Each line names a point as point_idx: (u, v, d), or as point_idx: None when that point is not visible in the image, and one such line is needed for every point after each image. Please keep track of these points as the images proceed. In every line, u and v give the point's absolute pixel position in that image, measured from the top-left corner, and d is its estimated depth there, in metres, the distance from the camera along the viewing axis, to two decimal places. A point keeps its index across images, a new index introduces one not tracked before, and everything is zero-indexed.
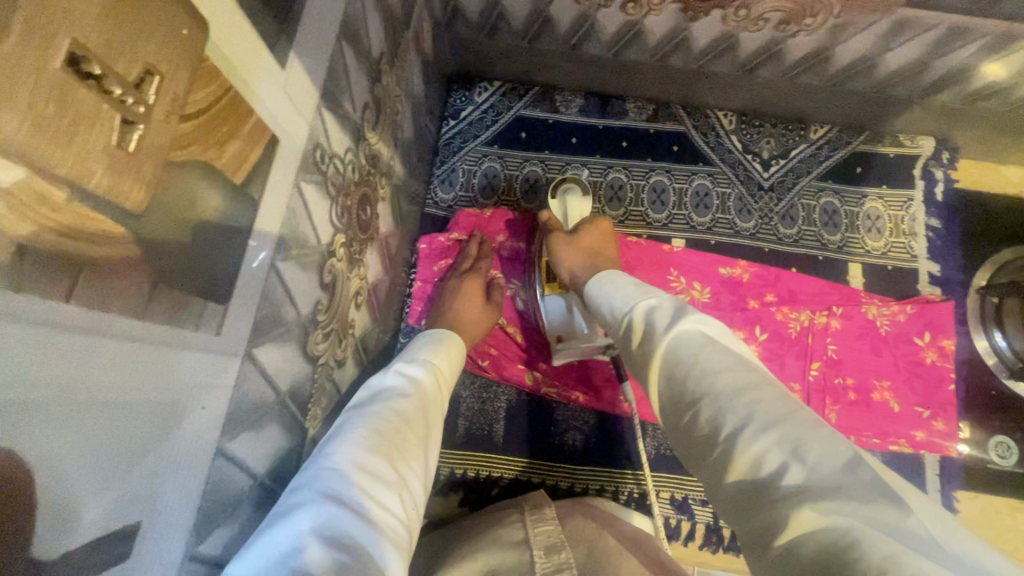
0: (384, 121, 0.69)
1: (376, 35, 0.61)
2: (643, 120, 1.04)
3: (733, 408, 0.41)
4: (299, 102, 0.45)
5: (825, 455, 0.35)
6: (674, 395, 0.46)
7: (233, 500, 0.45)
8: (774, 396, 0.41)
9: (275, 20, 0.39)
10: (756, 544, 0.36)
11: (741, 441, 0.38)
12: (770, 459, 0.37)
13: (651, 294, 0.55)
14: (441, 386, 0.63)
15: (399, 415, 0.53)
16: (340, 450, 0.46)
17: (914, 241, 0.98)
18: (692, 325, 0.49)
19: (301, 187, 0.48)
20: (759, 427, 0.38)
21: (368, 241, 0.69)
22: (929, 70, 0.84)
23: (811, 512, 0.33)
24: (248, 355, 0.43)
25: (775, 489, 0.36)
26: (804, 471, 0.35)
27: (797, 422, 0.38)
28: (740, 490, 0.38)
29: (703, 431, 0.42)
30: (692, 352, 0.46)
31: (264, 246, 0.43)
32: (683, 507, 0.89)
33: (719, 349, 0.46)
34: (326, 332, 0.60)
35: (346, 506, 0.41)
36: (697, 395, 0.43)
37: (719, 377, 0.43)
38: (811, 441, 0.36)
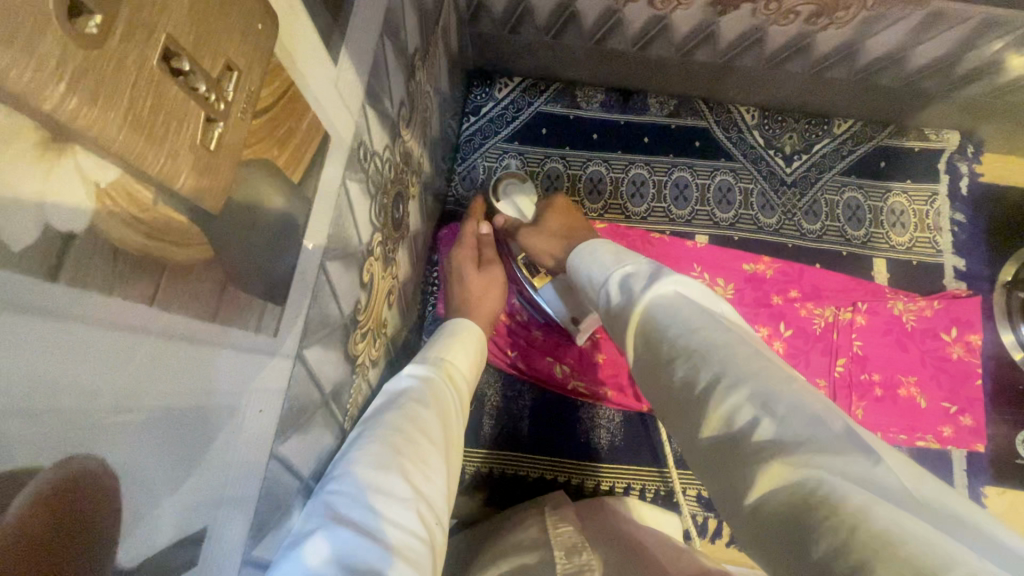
0: (415, 117, 0.68)
1: (411, 31, 0.60)
2: (664, 115, 1.03)
3: (708, 363, 0.42)
4: (347, 98, 0.44)
5: (796, 410, 0.36)
6: (650, 355, 0.47)
7: (284, 503, 0.44)
8: (748, 354, 0.42)
9: (330, 15, 0.38)
10: (728, 500, 0.36)
11: (716, 394, 0.40)
12: (743, 413, 0.38)
13: (627, 259, 0.56)
14: (456, 383, 0.61)
15: (412, 423, 0.50)
16: (351, 468, 0.44)
17: (939, 236, 0.97)
18: (668, 288, 0.50)
19: (347, 185, 0.47)
20: (734, 382, 0.39)
21: (399, 239, 0.69)
22: (959, 63, 0.83)
23: (783, 464, 0.34)
24: (299, 355, 0.43)
25: (746, 442, 0.36)
26: (775, 425, 0.36)
27: (771, 378, 0.39)
28: (713, 445, 0.38)
29: (681, 389, 0.43)
30: (671, 312, 0.47)
31: (316, 245, 0.42)
32: (710, 504, 0.89)
33: (698, 313, 0.47)
34: (364, 332, 0.59)
35: (360, 531, 0.39)
36: (673, 354, 0.45)
37: (696, 336, 0.44)
38: (783, 395, 0.37)
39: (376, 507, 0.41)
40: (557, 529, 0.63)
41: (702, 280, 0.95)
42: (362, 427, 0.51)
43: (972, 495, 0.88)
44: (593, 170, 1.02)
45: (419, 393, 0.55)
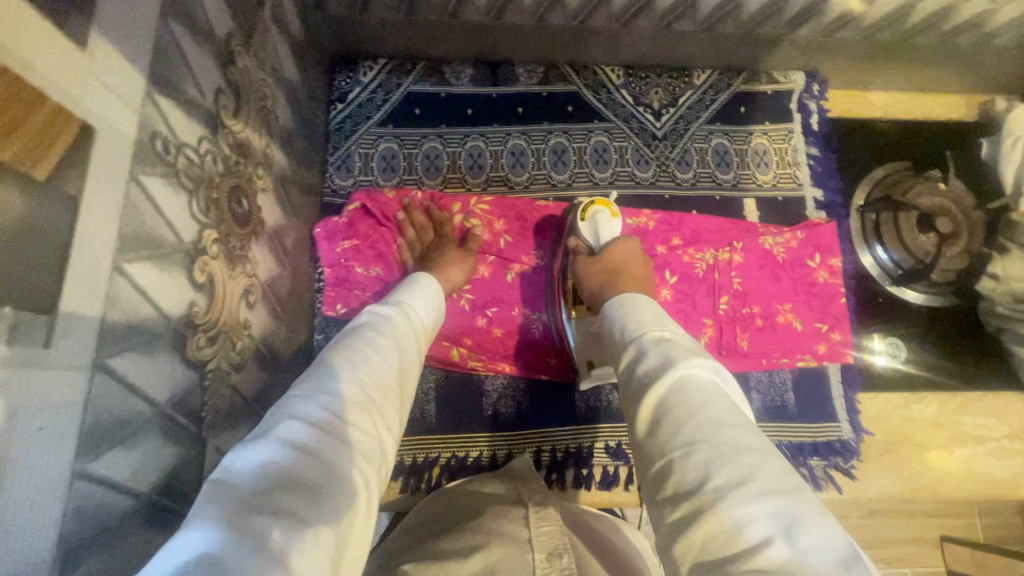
0: (249, 108, 0.65)
1: (219, 13, 0.56)
2: (535, 83, 1.04)
3: (732, 465, 0.43)
4: (120, 89, 0.41)
5: (815, 540, 0.39)
6: (664, 430, 0.48)
7: (108, 524, 0.42)
8: (777, 467, 0.44)
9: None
10: None
11: (737, 499, 0.41)
12: (757, 528, 0.40)
13: (667, 329, 0.57)
14: (419, 319, 0.65)
15: (372, 348, 0.55)
16: (318, 376, 0.50)
17: (798, 171, 1.04)
18: (707, 369, 0.52)
19: (140, 181, 0.44)
20: (755, 493, 0.41)
21: (250, 236, 0.65)
22: (787, 7, 0.88)
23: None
24: (100, 366, 0.40)
25: (754, 558, 0.39)
26: (790, 549, 0.39)
27: (796, 500, 0.41)
28: (712, 545, 0.41)
29: (689, 478, 0.44)
30: (706, 397, 0.49)
31: (99, 247, 0.39)
32: (617, 453, 0.92)
33: (727, 404, 0.49)
34: (211, 336, 0.56)
35: (317, 426, 0.45)
36: (694, 437, 0.46)
37: (727, 431, 0.46)
38: (806, 525, 0.40)
39: (332, 409, 0.47)
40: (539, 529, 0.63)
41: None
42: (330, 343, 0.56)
43: (848, 404, 0.96)
44: (472, 146, 1.02)
45: (382, 322, 0.59)
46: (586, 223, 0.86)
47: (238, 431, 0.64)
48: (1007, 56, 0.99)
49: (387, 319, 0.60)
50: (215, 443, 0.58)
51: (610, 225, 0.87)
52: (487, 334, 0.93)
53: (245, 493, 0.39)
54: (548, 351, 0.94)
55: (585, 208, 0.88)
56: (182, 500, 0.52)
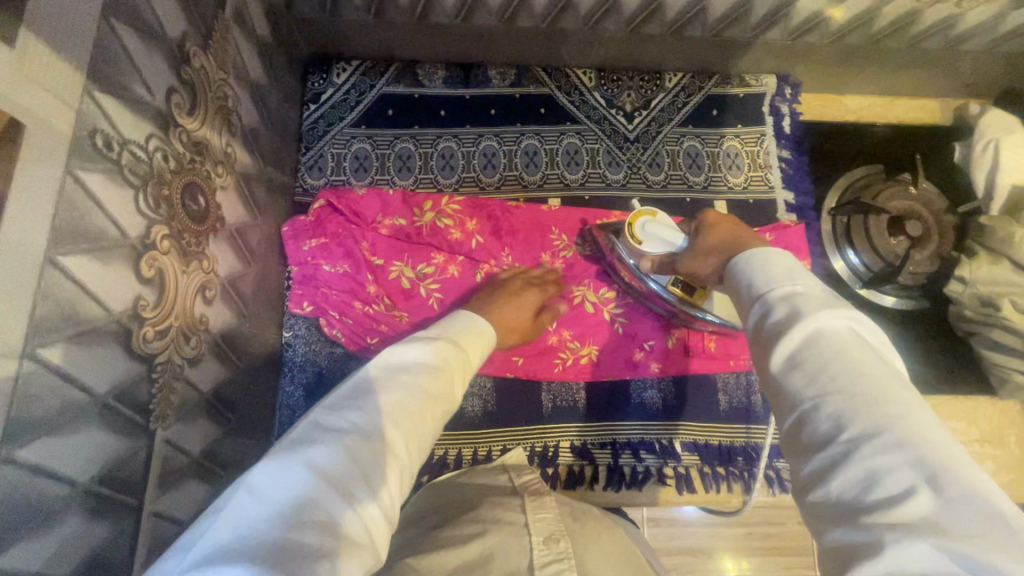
0: (207, 107, 0.66)
1: (171, 15, 0.58)
2: (507, 86, 1.05)
3: (873, 415, 0.39)
4: (54, 86, 0.42)
5: (968, 498, 0.34)
6: (796, 379, 0.43)
7: (43, 507, 0.43)
8: (932, 423, 0.38)
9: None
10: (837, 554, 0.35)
11: (876, 448, 0.37)
12: (893, 480, 0.35)
13: (800, 281, 0.50)
14: (468, 372, 0.62)
15: (424, 395, 0.53)
16: (360, 404, 0.49)
17: (769, 174, 1.04)
18: (845, 320, 0.45)
19: (78, 176, 0.45)
20: (895, 443, 0.37)
21: (208, 232, 0.66)
22: (751, 10, 0.89)
23: (925, 547, 0.32)
24: (31, 355, 0.41)
25: (891, 510, 0.34)
26: (934, 501, 0.34)
27: (939, 452, 0.36)
28: (845, 496, 0.37)
29: (822, 428, 0.40)
30: (843, 347, 0.43)
31: (30, 239, 0.41)
32: (583, 453, 0.93)
33: (872, 354, 0.43)
34: (161, 330, 0.57)
35: (359, 470, 0.43)
36: (827, 388, 0.41)
37: (867, 381, 0.40)
38: (951, 477, 0.35)
39: (374, 455, 0.45)
40: (535, 514, 0.68)
41: (563, 242, 0.97)
42: (386, 370, 0.54)
43: None
44: (444, 147, 1.03)
45: (438, 368, 0.57)
46: (647, 244, 0.79)
47: (193, 425, 0.65)
48: (979, 60, 0.99)
49: (444, 364, 0.58)
50: (165, 435, 0.59)
51: (667, 225, 0.79)
52: None
53: (276, 526, 0.37)
54: (516, 351, 0.94)
55: (634, 233, 0.80)
56: (127, 490, 0.53)
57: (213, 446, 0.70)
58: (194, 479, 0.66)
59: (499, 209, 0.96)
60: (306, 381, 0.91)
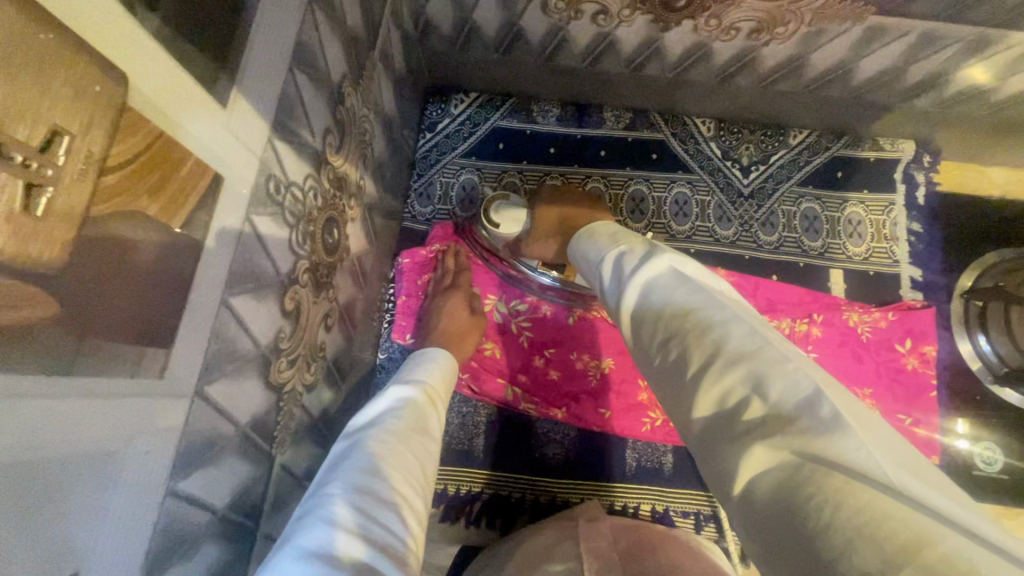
0: (350, 143, 0.68)
1: (336, 59, 0.60)
2: (621, 129, 1.03)
3: (699, 342, 0.41)
4: (248, 139, 0.45)
5: (787, 389, 0.35)
6: (644, 338, 0.47)
7: (190, 536, 0.45)
8: (742, 330, 0.40)
9: (211, 61, 0.39)
10: (724, 491, 0.36)
11: (712, 375, 0.38)
12: (734, 396, 0.37)
13: (625, 246, 0.57)
14: (436, 403, 0.66)
15: (395, 437, 0.54)
16: (338, 477, 0.48)
17: (896, 246, 0.97)
18: (663, 265, 0.50)
19: (253, 220, 0.48)
20: (728, 360, 0.38)
21: (337, 263, 0.69)
22: (905, 75, 0.82)
23: (768, 450, 0.34)
24: (199, 393, 0.43)
25: (737, 424, 0.36)
26: (766, 405, 0.35)
27: (765, 356, 0.37)
28: (708, 426, 0.38)
29: (674, 369, 0.42)
30: (665, 292, 0.47)
31: (214, 283, 0.43)
32: (663, 520, 0.89)
33: (691, 288, 0.46)
34: (292, 359, 0.60)
35: (351, 527, 0.42)
36: (666, 335, 0.44)
37: (689, 316, 0.43)
38: (773, 373, 0.36)
39: (366, 504, 0.45)
40: (589, 544, 0.68)
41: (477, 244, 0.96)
42: (351, 439, 0.55)
43: None
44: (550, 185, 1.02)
45: (406, 410, 0.59)
46: (501, 225, 0.86)
47: (301, 449, 0.68)
48: None
49: (407, 404, 0.61)
50: (281, 459, 0.61)
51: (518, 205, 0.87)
52: (544, 376, 0.94)
53: None
54: (604, 403, 0.93)
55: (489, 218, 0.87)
56: (249, 514, 0.55)
57: (313, 467, 0.73)
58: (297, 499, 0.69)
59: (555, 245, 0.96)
60: None
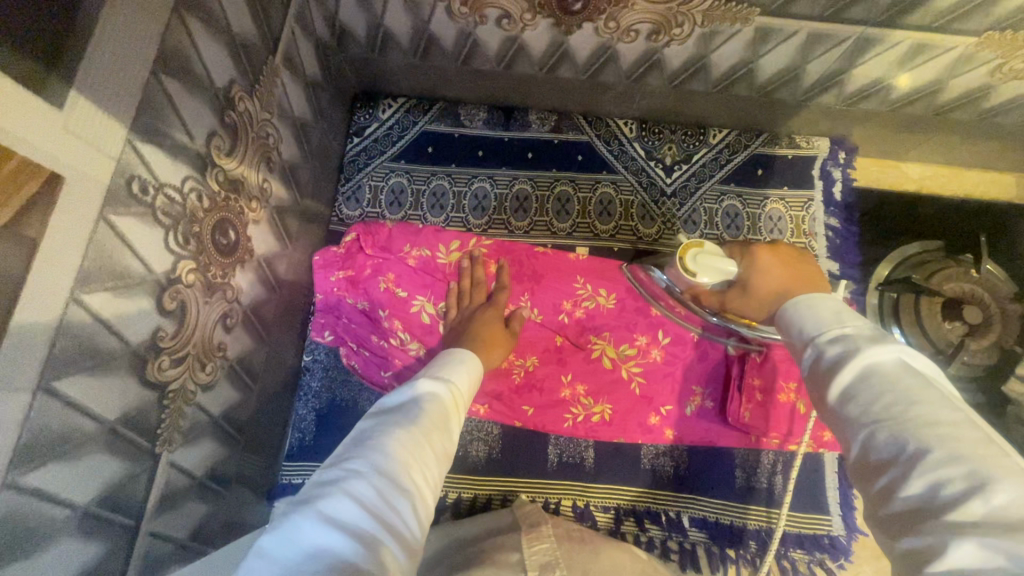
0: (247, 147, 0.70)
1: (219, 64, 0.62)
2: (547, 131, 1.05)
3: (921, 435, 0.38)
4: (96, 140, 0.46)
5: (1018, 502, 0.33)
6: (849, 411, 0.43)
7: (40, 529, 0.46)
8: (976, 436, 0.37)
9: (27, 56, 0.40)
10: (914, 566, 0.35)
11: (925, 466, 0.36)
12: (951, 489, 0.35)
13: (850, 322, 0.49)
14: (464, 395, 0.66)
15: (423, 423, 0.56)
16: (366, 450, 0.51)
17: (814, 241, 0.98)
18: (893, 354, 0.44)
19: (110, 219, 0.49)
20: (949, 458, 0.36)
21: (235, 264, 0.70)
22: (805, 74, 0.85)
23: (984, 548, 0.32)
24: (45, 388, 0.44)
25: (953, 515, 0.34)
26: (991, 508, 0.33)
27: (998, 462, 0.35)
28: (914, 508, 0.36)
29: (879, 451, 0.40)
30: (892, 379, 0.42)
31: (60, 279, 0.44)
32: (584, 515, 0.91)
33: (922, 380, 0.42)
34: (177, 358, 0.61)
35: (369, 507, 0.46)
36: (880, 417, 0.41)
37: (914, 408, 0.40)
38: (1006, 482, 0.34)
39: (383, 486, 0.48)
40: (532, 548, 0.67)
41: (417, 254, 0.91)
42: (382, 414, 0.57)
43: (841, 498, 0.89)
44: (477, 187, 1.04)
45: (436, 397, 0.61)
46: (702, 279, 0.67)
47: (200, 449, 0.68)
48: None
49: (438, 393, 0.61)
50: (170, 457, 0.62)
51: (720, 255, 0.67)
52: None
53: None
54: (527, 401, 0.92)
55: (686, 267, 0.68)
56: (128, 511, 0.56)
57: (218, 468, 0.73)
58: (197, 499, 0.69)
59: (525, 253, 0.92)
60: (318, 408, 0.94)
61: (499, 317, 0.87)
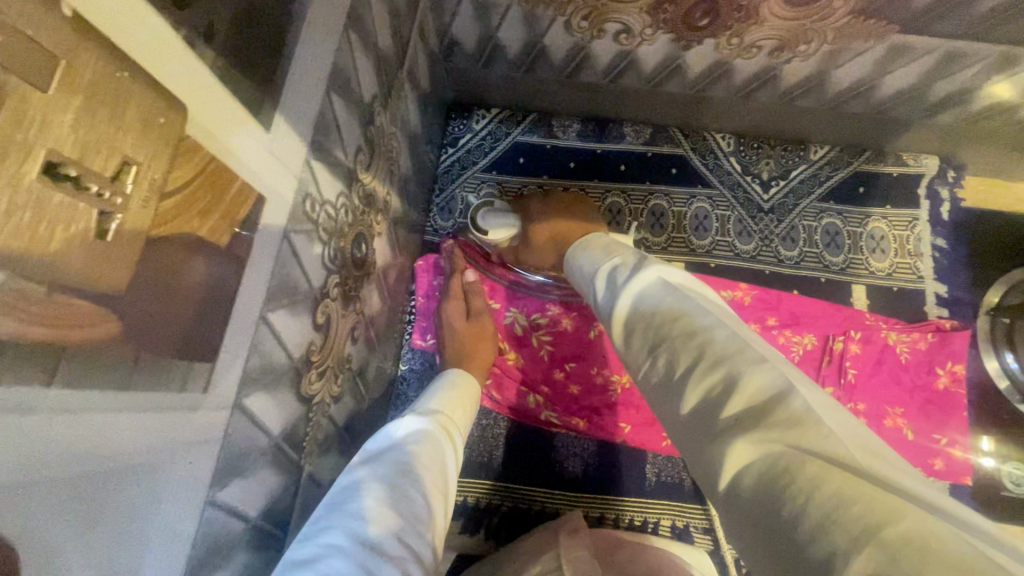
0: (379, 160, 0.70)
1: (368, 80, 0.62)
2: (640, 144, 1.04)
3: (687, 347, 0.42)
4: (288, 160, 0.46)
5: (765, 385, 0.36)
6: (632, 342, 0.48)
7: (225, 544, 0.46)
8: (726, 333, 0.41)
9: (255, 79, 0.40)
10: (712, 483, 0.37)
11: (697, 379, 0.39)
12: (714, 389, 0.38)
13: (617, 257, 0.58)
14: (452, 437, 0.60)
15: (409, 475, 0.49)
16: (341, 519, 0.43)
17: (920, 262, 0.96)
18: (653, 277, 0.51)
19: (290, 237, 0.49)
20: (713, 362, 0.39)
21: (364, 277, 0.71)
22: (930, 92, 0.82)
23: (750, 444, 0.34)
24: (238, 405, 0.45)
25: (720, 420, 0.36)
26: (745, 400, 0.36)
27: (744, 355, 0.38)
28: (698, 423, 0.38)
29: (666, 376, 0.43)
30: (654, 302, 0.48)
31: (255, 298, 0.45)
32: (683, 535, 0.88)
33: (677, 296, 0.47)
34: (321, 371, 0.61)
35: None
36: (654, 343, 0.45)
37: (675, 324, 0.44)
38: (752, 372, 0.37)
39: (364, 555, 0.40)
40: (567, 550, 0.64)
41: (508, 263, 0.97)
42: (359, 472, 0.50)
43: None
44: None
45: (420, 443, 0.54)
46: (492, 234, 0.89)
47: (328, 459, 0.69)
48: None
49: (420, 439, 0.55)
50: (309, 469, 0.63)
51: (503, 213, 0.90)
52: (563, 389, 0.94)
53: None
54: (623, 417, 0.93)
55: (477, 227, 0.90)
56: (279, 524, 0.57)
57: None
58: None
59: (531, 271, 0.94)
60: None
61: (463, 307, 0.92)
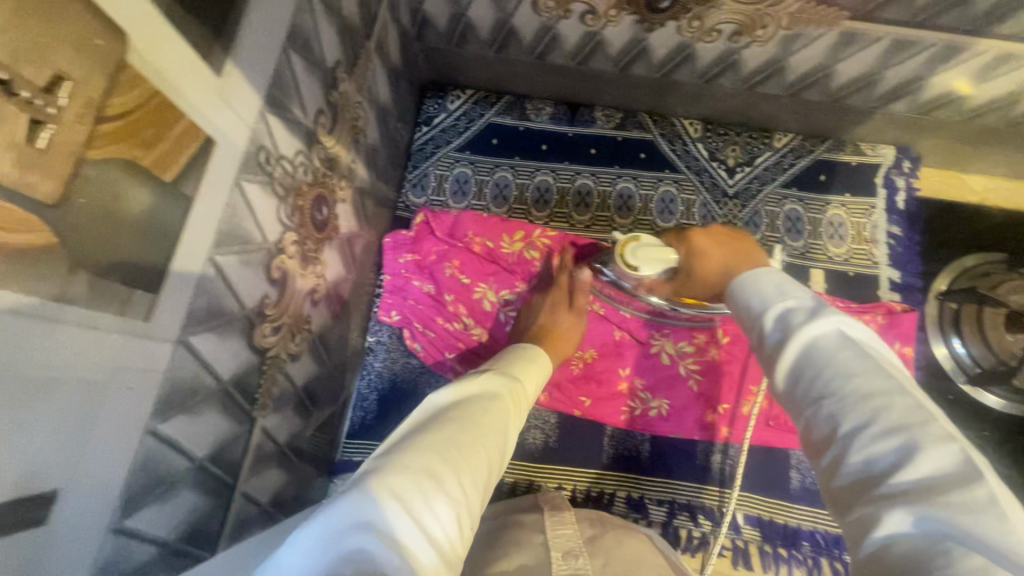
0: (343, 127, 0.72)
1: (330, 44, 0.64)
2: (611, 128, 1.06)
3: (855, 409, 0.39)
4: (240, 108, 0.48)
5: (938, 463, 0.34)
6: (801, 388, 0.44)
7: (168, 477, 0.48)
8: (908, 405, 0.38)
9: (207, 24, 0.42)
10: (851, 538, 0.36)
11: (860, 441, 0.37)
12: (884, 455, 0.36)
13: (790, 295, 0.50)
14: (521, 409, 0.59)
15: (482, 430, 0.48)
16: (415, 446, 0.42)
17: (875, 249, 0.99)
18: (833, 327, 0.45)
19: (243, 186, 0.51)
20: (882, 431, 0.37)
21: (326, 241, 0.72)
22: (881, 81, 0.86)
23: (908, 512, 0.32)
24: (182, 341, 0.46)
25: (883, 485, 0.35)
26: (913, 470, 0.34)
27: (928, 429, 0.36)
28: (854, 479, 0.37)
29: (823, 430, 0.40)
30: (830, 356, 0.43)
31: (203, 239, 0.46)
32: (638, 507, 0.90)
33: (859, 352, 0.43)
34: (276, 327, 0.63)
35: (405, 505, 0.36)
36: (819, 395, 0.42)
37: (852, 382, 0.40)
38: (930, 448, 0.35)
39: (426, 487, 0.38)
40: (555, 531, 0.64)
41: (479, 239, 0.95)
42: (430, 416, 0.48)
43: None
44: (540, 180, 1.05)
45: (492, 404, 0.53)
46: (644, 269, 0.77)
47: (285, 417, 0.70)
48: None
49: (497, 403, 0.54)
50: (262, 423, 0.64)
51: (654, 245, 0.78)
52: None
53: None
54: (584, 392, 0.94)
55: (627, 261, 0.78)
56: (229, 471, 0.58)
57: (295, 439, 0.75)
58: (277, 467, 0.71)
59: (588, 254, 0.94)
60: (379, 387, 0.95)
61: (566, 298, 0.90)
